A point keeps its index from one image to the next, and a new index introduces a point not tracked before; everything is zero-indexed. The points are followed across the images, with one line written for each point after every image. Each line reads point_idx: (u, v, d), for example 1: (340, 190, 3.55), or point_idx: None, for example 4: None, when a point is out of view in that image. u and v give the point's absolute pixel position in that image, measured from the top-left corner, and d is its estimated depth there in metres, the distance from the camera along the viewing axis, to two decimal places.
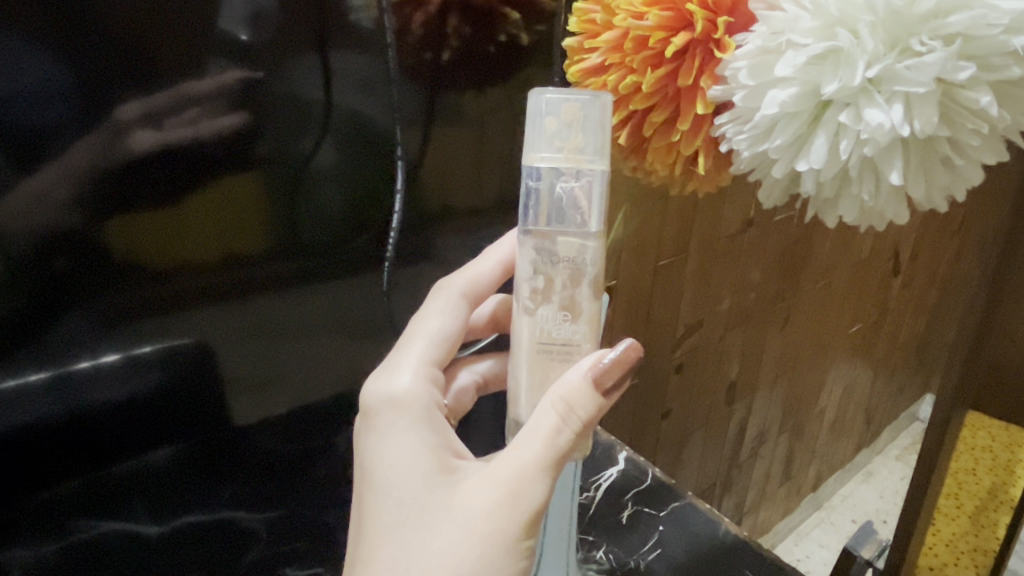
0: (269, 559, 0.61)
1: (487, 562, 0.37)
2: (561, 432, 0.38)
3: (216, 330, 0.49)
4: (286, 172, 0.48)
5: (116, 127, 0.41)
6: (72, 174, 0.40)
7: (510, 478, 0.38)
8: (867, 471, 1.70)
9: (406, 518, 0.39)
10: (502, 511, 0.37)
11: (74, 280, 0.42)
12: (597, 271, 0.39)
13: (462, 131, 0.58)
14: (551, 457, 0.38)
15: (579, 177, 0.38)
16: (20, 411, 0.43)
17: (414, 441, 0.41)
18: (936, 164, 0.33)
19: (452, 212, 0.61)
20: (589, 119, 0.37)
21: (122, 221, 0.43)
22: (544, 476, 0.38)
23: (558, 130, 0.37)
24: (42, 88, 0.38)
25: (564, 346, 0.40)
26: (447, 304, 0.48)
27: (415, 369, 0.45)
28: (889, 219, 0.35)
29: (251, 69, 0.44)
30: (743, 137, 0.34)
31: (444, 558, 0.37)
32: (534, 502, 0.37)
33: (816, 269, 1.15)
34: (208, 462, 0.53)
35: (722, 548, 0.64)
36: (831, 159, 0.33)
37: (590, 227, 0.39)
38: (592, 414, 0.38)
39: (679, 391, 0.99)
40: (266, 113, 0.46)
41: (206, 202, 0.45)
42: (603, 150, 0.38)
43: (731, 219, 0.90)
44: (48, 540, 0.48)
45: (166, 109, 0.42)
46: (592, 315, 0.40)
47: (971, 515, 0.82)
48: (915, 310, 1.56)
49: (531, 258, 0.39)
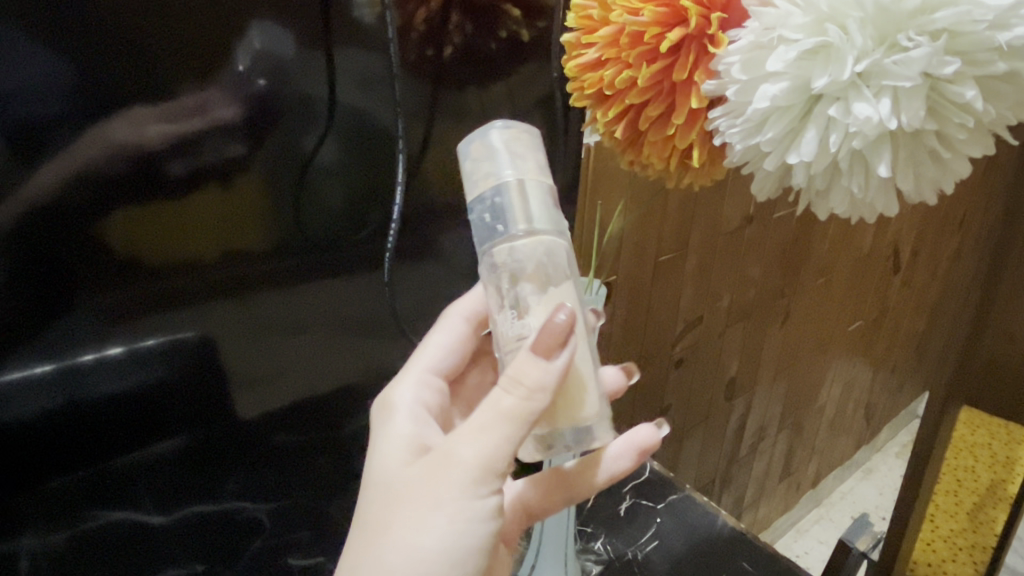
0: (272, 549, 0.62)
1: (423, 524, 0.35)
2: (503, 397, 0.35)
3: (221, 325, 0.50)
4: (292, 172, 0.49)
5: (140, 151, 0.43)
6: (81, 185, 0.41)
7: (448, 441, 0.36)
8: (867, 469, 1.70)
9: (371, 498, 0.38)
10: (438, 472, 0.35)
11: (77, 279, 0.43)
12: (535, 267, 0.38)
13: (463, 127, 0.59)
14: (494, 422, 0.34)
15: (494, 194, 0.37)
16: (25, 403, 0.44)
17: (394, 431, 0.41)
18: (924, 157, 0.33)
19: (452, 208, 0.61)
20: (495, 147, 0.38)
21: (119, 216, 0.43)
22: (485, 435, 0.34)
23: (473, 167, 0.39)
24: (64, 102, 0.40)
25: (519, 343, 0.38)
26: (452, 324, 0.49)
27: (414, 378, 0.46)
28: (879, 211, 0.36)
29: (265, 109, 0.47)
30: (736, 131, 0.34)
31: (384, 523, 0.36)
32: (470, 460, 0.35)
33: (815, 265, 1.15)
34: (214, 454, 0.54)
35: (721, 541, 0.65)
36: (822, 152, 0.33)
37: (511, 228, 0.37)
38: (539, 379, 0.34)
39: (678, 387, 0.99)
40: (275, 131, 0.48)
41: (213, 213, 0.47)
42: (516, 166, 0.38)
43: (730, 216, 0.91)
44: (55, 529, 0.48)
45: (188, 136, 0.44)
46: (545, 308, 0.38)
47: (969, 512, 0.84)
48: (916, 307, 1.56)
49: (484, 276, 0.39)
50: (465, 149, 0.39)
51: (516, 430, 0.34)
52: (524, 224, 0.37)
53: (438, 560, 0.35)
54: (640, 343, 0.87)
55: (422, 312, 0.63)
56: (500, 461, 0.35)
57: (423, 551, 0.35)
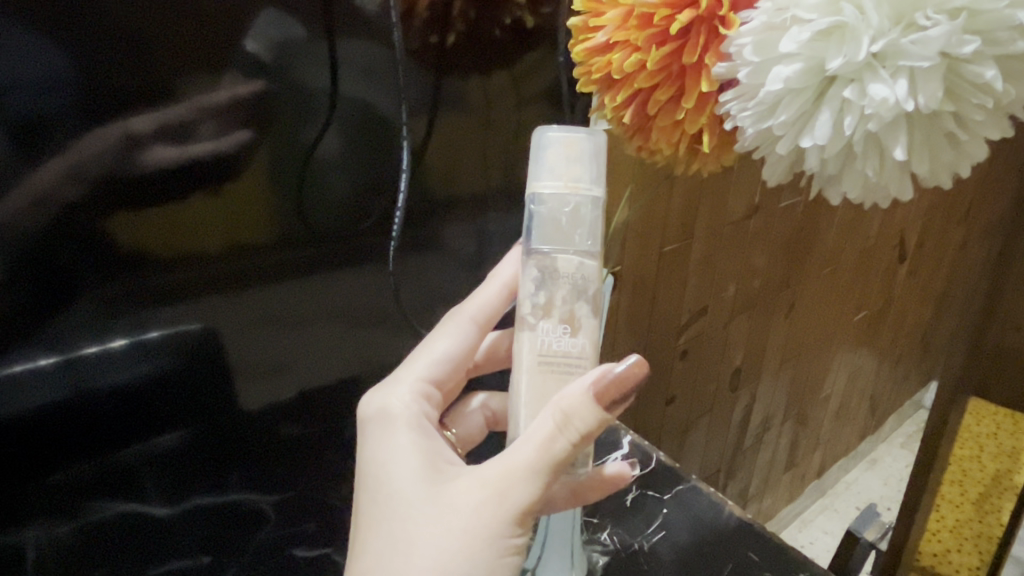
0: (278, 540, 0.61)
1: (462, 556, 0.36)
2: (556, 439, 0.36)
3: (223, 318, 0.50)
4: (295, 164, 0.49)
5: (135, 142, 0.42)
6: (76, 179, 0.41)
7: (490, 472, 0.37)
8: (871, 459, 1.70)
9: (393, 512, 0.38)
10: (477, 504, 0.36)
11: (74, 271, 0.43)
12: (595, 289, 0.40)
13: (467, 117, 0.58)
14: (542, 464, 0.36)
15: (581, 203, 0.39)
16: (29, 396, 0.44)
17: (401, 445, 0.41)
18: (941, 140, 0.33)
19: (457, 198, 0.61)
20: (586, 153, 0.39)
21: (122, 215, 0.43)
22: (533, 477, 0.36)
23: (560, 161, 0.39)
24: (54, 89, 0.39)
25: (565, 360, 0.39)
26: (456, 328, 0.48)
27: (415, 386, 0.45)
28: (893, 196, 0.36)
29: (265, 98, 0.46)
30: (748, 114, 0.34)
31: (414, 549, 0.36)
32: (518, 501, 0.36)
33: (821, 255, 1.15)
34: (220, 446, 0.54)
35: (728, 531, 0.64)
36: (836, 135, 0.33)
37: (586, 244, 0.39)
38: (593, 429, 0.36)
39: (684, 377, 0.99)
40: (275, 121, 0.47)
41: (212, 205, 0.46)
42: (600, 182, 0.39)
43: (736, 205, 0.90)
44: (61, 521, 0.48)
45: (183, 125, 0.43)
46: (594, 331, 0.40)
47: (975, 502, 0.84)
48: (922, 297, 1.55)
49: (533, 275, 0.39)
50: (550, 138, 0.39)
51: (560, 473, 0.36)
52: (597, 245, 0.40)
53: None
54: (645, 334, 0.87)
55: (428, 303, 0.63)
56: (538, 501, 0.37)
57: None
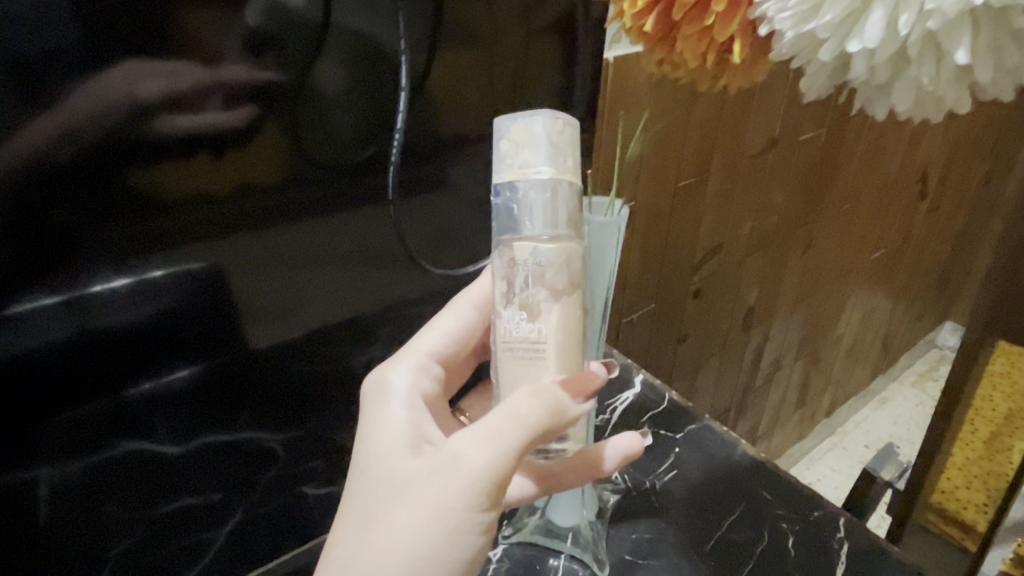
0: (289, 478, 0.61)
1: (421, 530, 0.34)
2: (524, 406, 0.35)
3: (232, 258, 0.48)
4: (296, 105, 0.46)
5: (140, 104, 0.40)
6: (74, 138, 0.39)
7: (456, 440, 0.35)
8: (882, 398, 1.70)
9: (377, 481, 0.36)
10: (443, 473, 0.34)
11: (74, 218, 0.41)
12: (554, 273, 0.37)
13: (473, 42, 0.54)
14: (512, 427, 0.34)
15: (529, 189, 0.36)
16: (31, 335, 0.42)
17: (390, 418, 0.40)
18: (1008, 41, 0.30)
19: (464, 130, 0.57)
20: (539, 135, 0.36)
21: (131, 166, 0.41)
22: (497, 440, 0.34)
23: (511, 150, 0.36)
24: (53, 32, 0.36)
25: (524, 343, 0.38)
26: (459, 308, 0.48)
27: (414, 361, 0.44)
28: (947, 107, 0.33)
29: (276, 66, 0.44)
30: (788, 15, 0.31)
31: (390, 518, 0.34)
32: (478, 468, 0.34)
33: (839, 192, 1.10)
34: (228, 385, 0.53)
35: (739, 470, 0.64)
36: (889, 37, 0.30)
37: (534, 232, 0.37)
38: (557, 409, 0.36)
39: (695, 316, 0.97)
40: (274, 58, 0.44)
41: (216, 164, 0.44)
42: (557, 164, 0.36)
43: (755, 139, 0.86)
44: (73, 458, 0.47)
45: (184, 73, 0.41)
46: (555, 316, 0.38)
47: (985, 441, 0.83)
48: (942, 234, 1.51)
49: (497, 263, 0.39)
50: (503, 127, 0.37)
51: (527, 441, 0.35)
52: (546, 230, 0.37)
53: (431, 568, 0.34)
54: (657, 272, 0.85)
55: (433, 240, 0.60)
56: (507, 470, 0.35)
57: (421, 558, 0.34)
